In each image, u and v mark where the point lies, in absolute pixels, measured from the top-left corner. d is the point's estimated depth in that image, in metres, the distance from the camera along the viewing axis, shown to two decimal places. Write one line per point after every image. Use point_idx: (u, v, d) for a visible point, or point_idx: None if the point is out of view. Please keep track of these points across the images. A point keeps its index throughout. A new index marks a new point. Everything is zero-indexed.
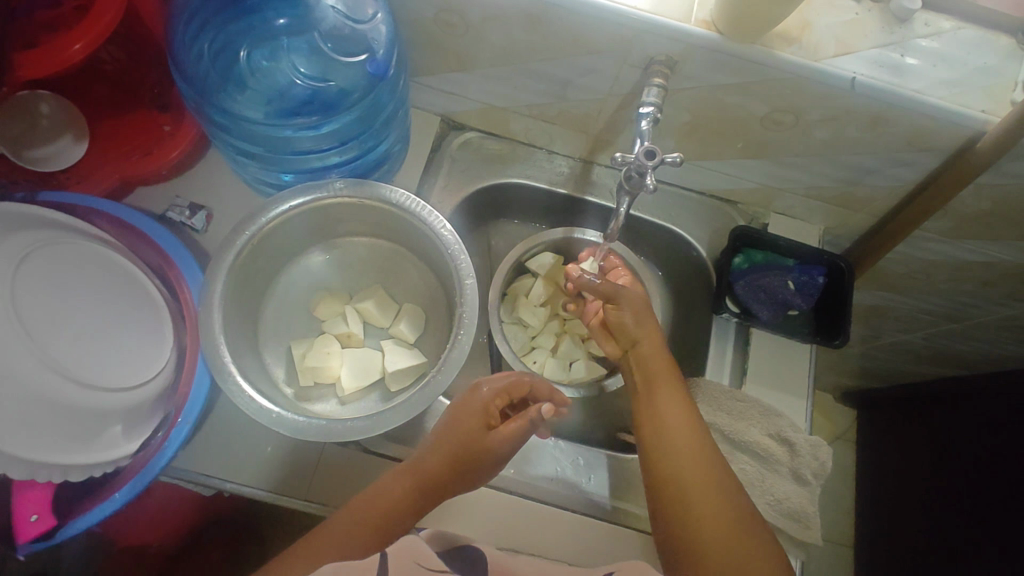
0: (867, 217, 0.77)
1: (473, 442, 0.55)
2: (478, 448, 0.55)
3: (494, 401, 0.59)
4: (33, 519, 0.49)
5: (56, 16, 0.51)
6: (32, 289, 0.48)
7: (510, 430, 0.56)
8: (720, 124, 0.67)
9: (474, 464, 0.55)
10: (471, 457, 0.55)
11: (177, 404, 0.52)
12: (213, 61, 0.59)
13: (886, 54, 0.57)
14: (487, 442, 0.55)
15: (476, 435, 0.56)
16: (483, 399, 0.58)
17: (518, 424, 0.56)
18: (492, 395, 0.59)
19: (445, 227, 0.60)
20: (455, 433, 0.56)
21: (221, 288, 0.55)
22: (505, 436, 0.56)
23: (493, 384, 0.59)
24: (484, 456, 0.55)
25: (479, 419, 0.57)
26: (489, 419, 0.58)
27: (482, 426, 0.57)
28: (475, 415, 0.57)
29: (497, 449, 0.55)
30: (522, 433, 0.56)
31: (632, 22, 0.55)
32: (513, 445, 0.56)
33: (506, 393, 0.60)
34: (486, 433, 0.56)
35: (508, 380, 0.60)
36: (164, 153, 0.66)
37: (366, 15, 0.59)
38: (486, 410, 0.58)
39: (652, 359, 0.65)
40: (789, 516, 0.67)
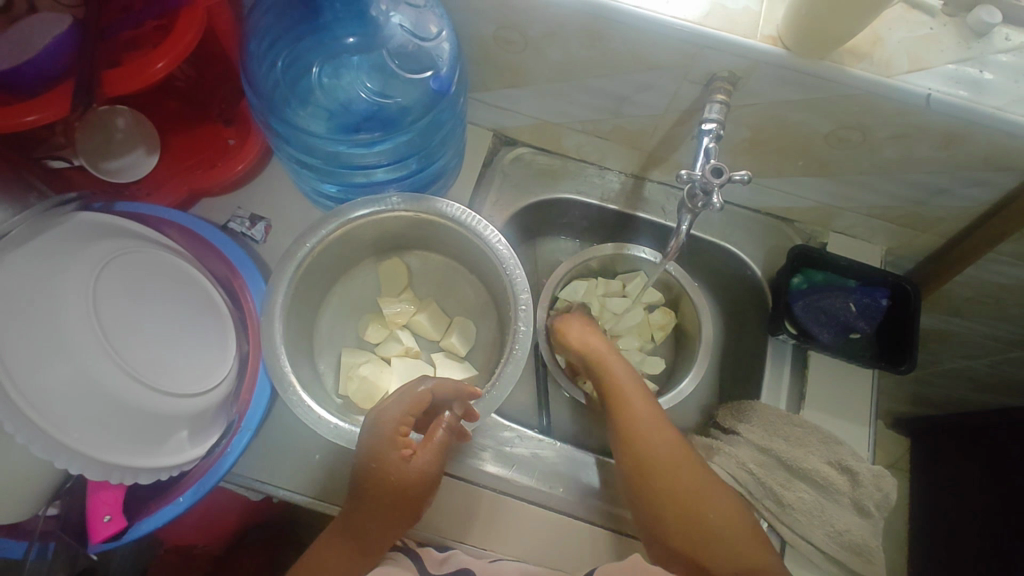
0: (934, 238, 0.74)
1: (391, 481, 0.50)
2: (393, 484, 0.50)
3: (401, 427, 0.52)
4: (106, 520, 0.51)
5: (139, 35, 0.54)
6: (113, 293, 0.49)
7: (425, 458, 0.52)
8: (781, 139, 0.65)
9: (404, 497, 0.51)
10: (399, 492, 0.50)
11: (240, 410, 0.54)
12: (283, 75, 0.60)
13: (964, 69, 0.55)
14: (406, 474, 0.50)
15: (397, 472, 0.50)
16: (390, 427, 0.51)
17: (436, 440, 0.53)
18: (396, 423, 0.52)
19: (502, 243, 0.60)
20: (379, 476, 0.50)
21: (283, 297, 0.56)
22: (423, 462, 0.51)
23: (390, 410, 0.52)
24: (406, 490, 0.50)
25: (391, 451, 0.51)
26: (402, 449, 0.51)
27: (398, 458, 0.51)
28: (385, 446, 0.51)
29: (424, 477, 0.51)
30: (439, 450, 0.53)
31: (694, 38, 0.54)
32: (434, 467, 0.52)
33: (410, 414, 0.53)
34: (404, 464, 0.50)
35: (405, 403, 0.52)
36: (228, 167, 0.68)
37: (431, 32, 0.58)
38: (395, 437, 0.51)
39: (641, 412, 0.61)
40: (849, 549, 0.64)
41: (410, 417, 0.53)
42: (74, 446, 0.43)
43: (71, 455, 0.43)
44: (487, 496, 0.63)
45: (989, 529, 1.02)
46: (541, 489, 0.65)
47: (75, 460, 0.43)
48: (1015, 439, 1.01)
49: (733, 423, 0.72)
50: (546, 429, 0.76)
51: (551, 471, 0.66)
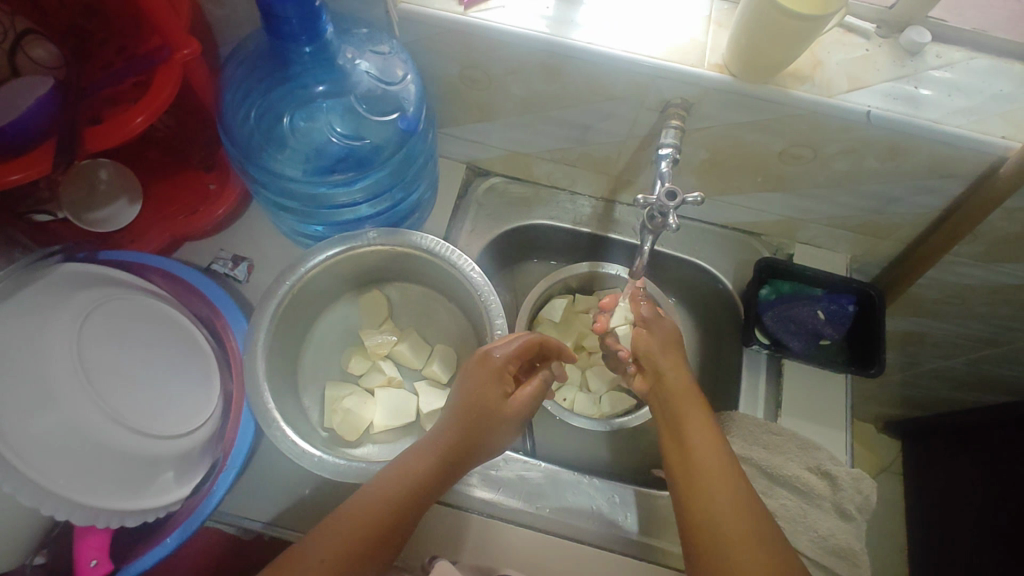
0: (894, 244, 0.77)
1: (492, 410, 0.54)
2: (496, 415, 0.55)
3: (508, 365, 0.57)
4: (93, 564, 0.51)
5: (120, 93, 0.56)
6: (98, 341, 0.52)
7: (525, 396, 0.57)
8: (739, 159, 0.69)
9: (494, 430, 0.55)
10: (491, 424, 0.54)
11: (225, 448, 0.55)
12: (256, 124, 0.63)
13: (899, 86, 0.58)
14: (507, 408, 0.55)
15: (500, 403, 0.55)
16: (502, 363, 0.56)
17: (533, 387, 0.58)
18: (507, 360, 0.56)
19: (475, 270, 0.63)
20: (478, 405, 0.54)
21: (264, 335, 0.58)
22: (523, 402, 0.56)
23: (508, 348, 0.56)
24: (499, 422, 0.55)
25: (497, 385, 0.55)
26: (506, 386, 0.56)
27: (502, 394, 0.55)
28: (493, 383, 0.55)
29: (518, 414, 0.56)
30: (534, 397, 0.58)
31: (646, 69, 0.58)
32: (527, 411, 0.56)
33: (520, 356, 0.57)
34: (504, 399, 0.55)
35: (521, 343, 0.56)
36: (209, 211, 0.70)
37: (396, 76, 0.62)
38: (502, 373, 0.56)
39: (696, 444, 0.60)
40: (834, 553, 0.65)
41: (517, 359, 0.57)
42: (61, 493, 0.46)
43: (57, 501, 0.45)
44: (475, 520, 0.64)
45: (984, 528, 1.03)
46: (528, 511, 0.66)
47: (63, 506, 0.46)
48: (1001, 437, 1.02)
49: None
50: (530, 451, 0.77)
51: (537, 493, 0.67)
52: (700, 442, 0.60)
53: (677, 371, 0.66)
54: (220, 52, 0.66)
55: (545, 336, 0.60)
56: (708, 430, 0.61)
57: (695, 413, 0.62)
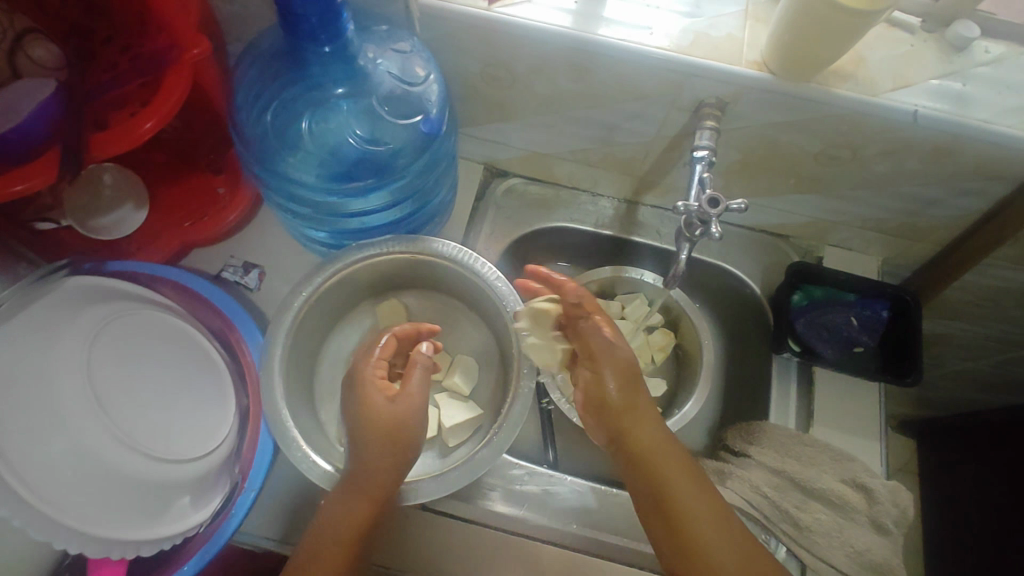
0: (928, 247, 0.74)
1: (376, 416, 0.51)
2: (381, 417, 0.51)
3: (380, 369, 0.55)
4: None
5: (124, 94, 0.53)
6: (106, 364, 0.50)
7: (415, 386, 0.53)
8: (771, 160, 0.66)
9: (398, 434, 0.51)
10: (387, 425, 0.51)
11: (242, 469, 0.52)
12: (270, 125, 0.60)
13: (947, 84, 0.55)
14: (394, 407, 0.52)
15: (381, 405, 0.52)
16: (367, 370, 0.54)
17: (416, 373, 0.54)
18: (377, 362, 0.55)
19: (503, 282, 0.61)
20: (370, 414, 0.51)
21: (281, 349, 0.55)
22: (406, 395, 0.53)
23: (366, 357, 0.55)
24: (398, 424, 0.52)
25: (371, 389, 0.53)
26: (385, 389, 0.53)
27: (383, 397, 0.53)
28: (370, 386, 0.53)
29: (410, 407, 0.52)
30: (423, 381, 0.54)
31: (681, 68, 0.55)
32: (419, 399, 0.53)
33: (385, 357, 0.56)
34: (387, 402, 0.52)
35: (382, 346, 0.56)
36: (220, 216, 0.67)
37: (419, 76, 0.58)
38: (371, 378, 0.54)
39: (682, 485, 0.50)
40: (872, 569, 0.62)
41: (387, 359, 0.56)
42: (76, 527, 0.43)
43: (71, 533, 0.43)
44: (500, 539, 0.61)
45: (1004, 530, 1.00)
46: (555, 528, 0.63)
47: (77, 539, 0.43)
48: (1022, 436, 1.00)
49: (743, 446, 0.70)
50: (553, 463, 0.74)
51: (564, 509, 0.65)
52: (650, 446, 0.53)
53: (621, 375, 0.55)
54: (230, 50, 0.63)
55: (395, 328, 0.58)
56: (681, 464, 0.52)
57: (637, 417, 0.54)
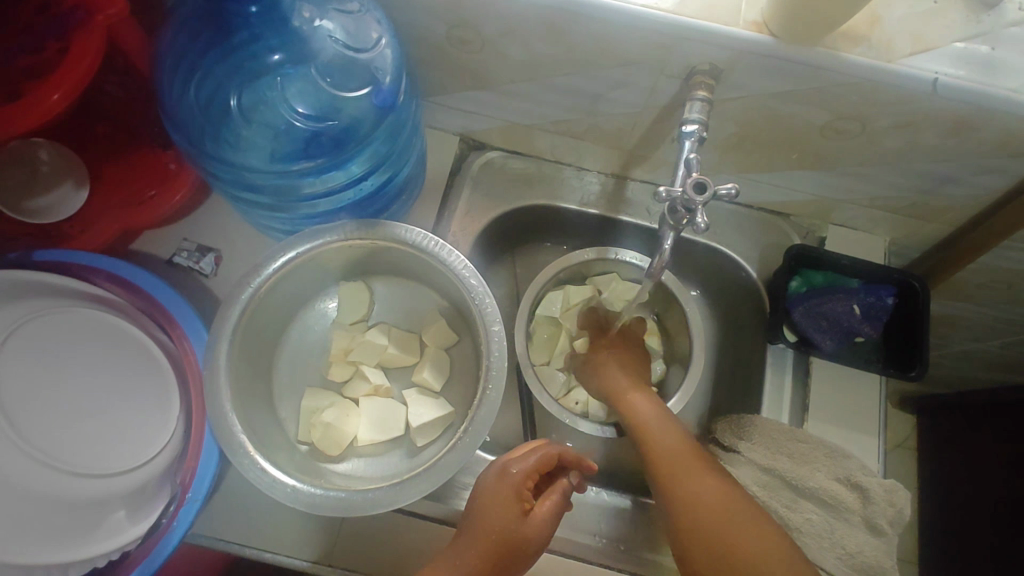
0: (940, 227, 0.68)
1: (512, 533, 0.48)
2: (511, 533, 0.48)
3: (527, 482, 0.51)
4: None
5: (40, 61, 0.47)
6: (24, 376, 0.48)
7: (546, 511, 0.50)
8: (772, 133, 0.59)
9: (517, 553, 0.48)
10: (512, 542, 0.48)
11: (184, 480, 0.48)
12: (205, 107, 0.54)
13: (974, 47, 0.48)
14: (530, 527, 0.49)
15: (524, 527, 0.49)
16: (518, 479, 0.50)
17: (553, 500, 0.51)
18: (524, 476, 0.51)
19: (473, 275, 0.55)
20: (489, 524, 0.48)
21: (227, 347, 0.51)
22: (544, 519, 0.50)
23: (523, 460, 0.52)
24: (526, 545, 0.48)
25: (515, 504, 0.49)
26: (524, 502, 0.50)
27: (520, 512, 0.49)
28: (512, 502, 0.49)
29: (539, 534, 0.49)
30: (557, 511, 0.51)
31: (669, 29, 0.48)
32: (552, 528, 0.50)
33: (536, 471, 0.52)
34: (524, 519, 0.49)
35: (537, 457, 0.52)
36: (166, 197, 0.61)
37: (368, 41, 0.53)
38: (521, 492, 0.50)
39: (698, 476, 0.54)
40: (863, 572, 0.59)
41: (536, 473, 0.52)
42: None
43: None
44: None
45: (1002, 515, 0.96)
46: None
47: None
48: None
49: (732, 440, 0.67)
50: None
51: None
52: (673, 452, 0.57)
53: (645, 402, 0.62)
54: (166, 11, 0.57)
55: (564, 448, 0.54)
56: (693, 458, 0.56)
57: (670, 436, 0.58)
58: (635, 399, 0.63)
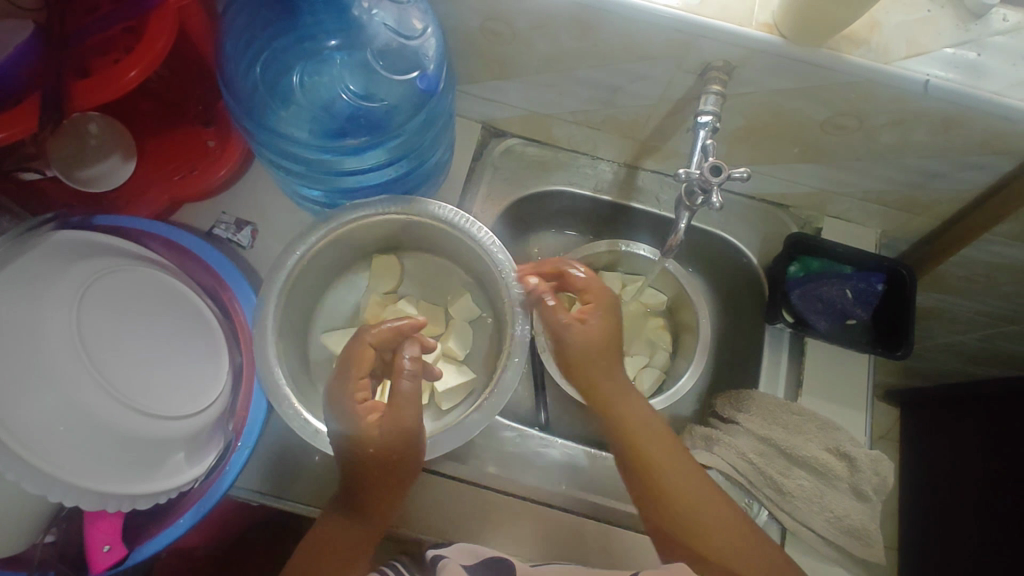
0: (928, 220, 0.74)
1: (376, 443, 0.51)
2: (367, 450, 0.51)
3: (355, 391, 0.53)
4: (105, 549, 0.51)
5: (105, 39, 0.50)
6: (96, 315, 0.50)
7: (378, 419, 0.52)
8: (777, 126, 0.64)
9: (387, 458, 0.52)
10: (376, 456, 0.51)
11: (237, 429, 0.56)
12: (260, 78, 0.58)
13: (962, 53, 0.54)
14: (376, 437, 0.51)
15: (369, 435, 0.51)
16: (341, 395, 0.52)
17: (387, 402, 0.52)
18: (349, 385, 0.53)
19: (502, 252, 0.60)
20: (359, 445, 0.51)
21: (274, 309, 0.56)
22: (386, 420, 0.51)
23: (336, 380, 0.53)
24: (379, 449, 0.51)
25: (355, 418, 0.52)
26: (364, 412, 0.52)
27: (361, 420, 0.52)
28: (351, 413, 0.52)
29: (383, 434, 0.51)
30: (415, 404, 0.52)
31: (689, 28, 0.52)
32: (404, 420, 0.51)
33: (360, 374, 0.53)
34: (369, 426, 0.51)
35: (355, 363, 0.53)
36: (211, 171, 0.65)
37: (416, 29, 0.57)
38: (353, 400, 0.52)
39: (676, 466, 0.57)
40: (849, 533, 0.65)
41: (361, 375, 0.53)
42: (67, 478, 0.46)
43: (64, 487, 0.46)
44: (490, 496, 0.63)
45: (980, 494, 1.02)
46: (545, 488, 0.65)
47: (72, 492, 0.46)
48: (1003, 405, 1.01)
49: (732, 412, 0.72)
50: (544, 425, 0.75)
51: (557, 470, 0.66)
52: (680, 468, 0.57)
53: (638, 403, 0.61)
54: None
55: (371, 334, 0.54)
56: (671, 447, 0.59)
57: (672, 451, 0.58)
58: (630, 399, 0.61)
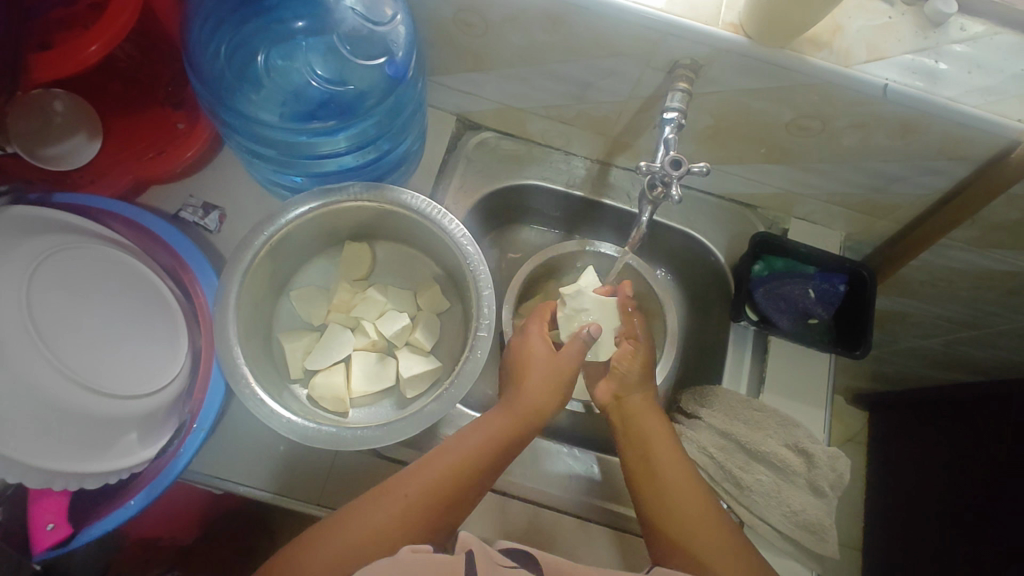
0: (890, 224, 0.75)
1: (557, 371, 0.63)
2: (548, 373, 0.63)
3: (543, 330, 0.68)
4: (49, 527, 0.51)
5: (70, 13, 0.50)
6: (48, 294, 0.51)
7: (576, 350, 0.64)
8: (743, 126, 0.65)
9: (561, 384, 0.63)
10: (550, 381, 0.62)
11: (193, 409, 0.54)
12: (228, 62, 0.58)
13: (920, 60, 0.55)
14: (567, 363, 0.63)
15: (552, 362, 0.63)
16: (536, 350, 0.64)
17: (577, 346, 0.64)
18: (541, 328, 0.68)
19: (470, 243, 0.60)
20: (535, 370, 0.63)
21: (237, 290, 0.56)
22: (577, 353, 0.64)
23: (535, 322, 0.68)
24: (568, 375, 0.63)
25: (536, 346, 0.65)
26: (551, 346, 0.66)
27: (548, 351, 0.65)
28: (542, 344, 0.65)
29: (574, 366, 0.63)
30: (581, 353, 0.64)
31: (657, 25, 0.53)
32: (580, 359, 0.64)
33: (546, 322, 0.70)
34: (553, 357, 0.64)
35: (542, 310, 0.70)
36: (178, 153, 0.65)
37: (385, 16, 0.57)
38: (545, 338, 0.66)
39: (684, 488, 0.60)
40: (805, 528, 0.66)
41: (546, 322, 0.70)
42: (9, 454, 0.46)
43: (8, 462, 0.46)
44: None
45: (963, 502, 0.99)
46: (505, 478, 0.66)
47: (15, 468, 0.46)
48: (992, 412, 0.97)
49: (695, 408, 0.73)
50: None
51: (519, 462, 0.67)
52: (684, 491, 0.59)
53: (643, 402, 0.68)
54: None
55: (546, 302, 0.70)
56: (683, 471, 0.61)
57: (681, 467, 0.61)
58: (635, 395, 0.68)
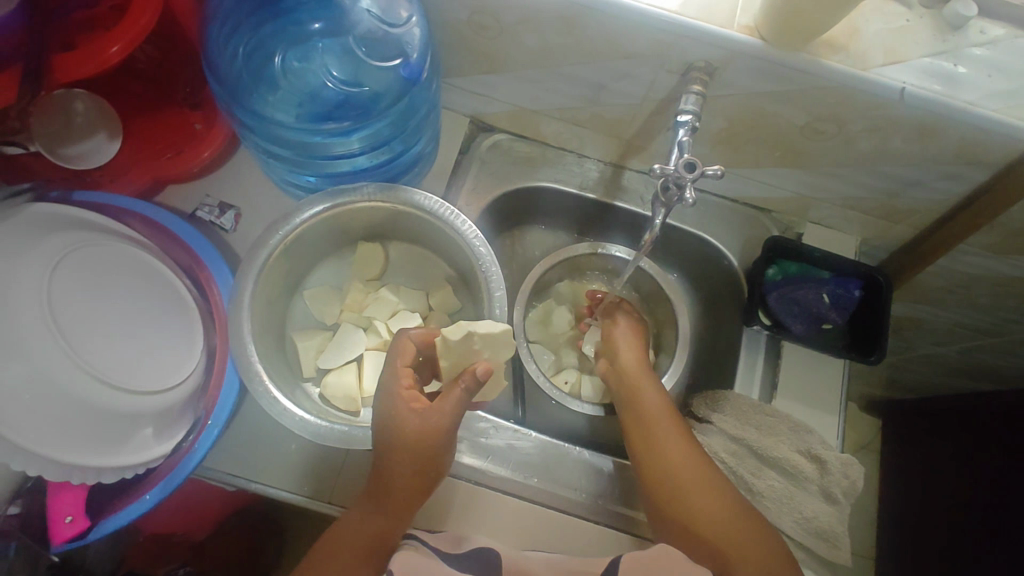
0: (907, 229, 0.74)
1: (415, 436, 0.50)
2: (410, 434, 0.50)
3: (406, 382, 0.53)
4: (68, 520, 0.53)
5: (93, 16, 0.52)
6: (70, 291, 0.52)
7: (445, 406, 0.51)
8: (757, 128, 0.65)
9: (426, 454, 0.50)
10: (414, 445, 0.50)
11: (207, 405, 0.55)
12: (245, 65, 0.59)
13: (938, 63, 0.54)
14: (425, 426, 0.50)
15: (414, 423, 0.50)
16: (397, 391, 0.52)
17: (450, 397, 0.51)
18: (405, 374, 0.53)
19: (482, 244, 0.60)
20: (398, 436, 0.50)
21: (251, 288, 0.56)
22: (437, 414, 0.50)
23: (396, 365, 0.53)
24: (429, 441, 0.50)
25: (399, 404, 0.51)
26: (413, 401, 0.51)
27: (409, 411, 0.51)
28: (400, 402, 0.51)
29: (443, 427, 0.50)
30: (458, 402, 0.51)
31: (672, 27, 0.53)
32: (448, 416, 0.51)
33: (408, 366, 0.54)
34: (414, 418, 0.50)
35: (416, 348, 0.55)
36: (195, 152, 0.66)
37: (400, 18, 0.58)
38: (408, 392, 0.52)
39: (691, 467, 0.59)
40: (816, 534, 0.65)
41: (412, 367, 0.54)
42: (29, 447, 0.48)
43: (28, 456, 0.48)
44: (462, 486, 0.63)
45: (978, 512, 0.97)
46: (515, 480, 0.65)
47: (35, 462, 0.48)
48: (1012, 421, 0.95)
49: (707, 413, 0.73)
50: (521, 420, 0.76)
51: (529, 463, 0.67)
52: (692, 470, 0.59)
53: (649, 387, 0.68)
54: None
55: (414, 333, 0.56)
56: (689, 450, 0.61)
57: (686, 448, 0.61)
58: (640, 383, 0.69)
